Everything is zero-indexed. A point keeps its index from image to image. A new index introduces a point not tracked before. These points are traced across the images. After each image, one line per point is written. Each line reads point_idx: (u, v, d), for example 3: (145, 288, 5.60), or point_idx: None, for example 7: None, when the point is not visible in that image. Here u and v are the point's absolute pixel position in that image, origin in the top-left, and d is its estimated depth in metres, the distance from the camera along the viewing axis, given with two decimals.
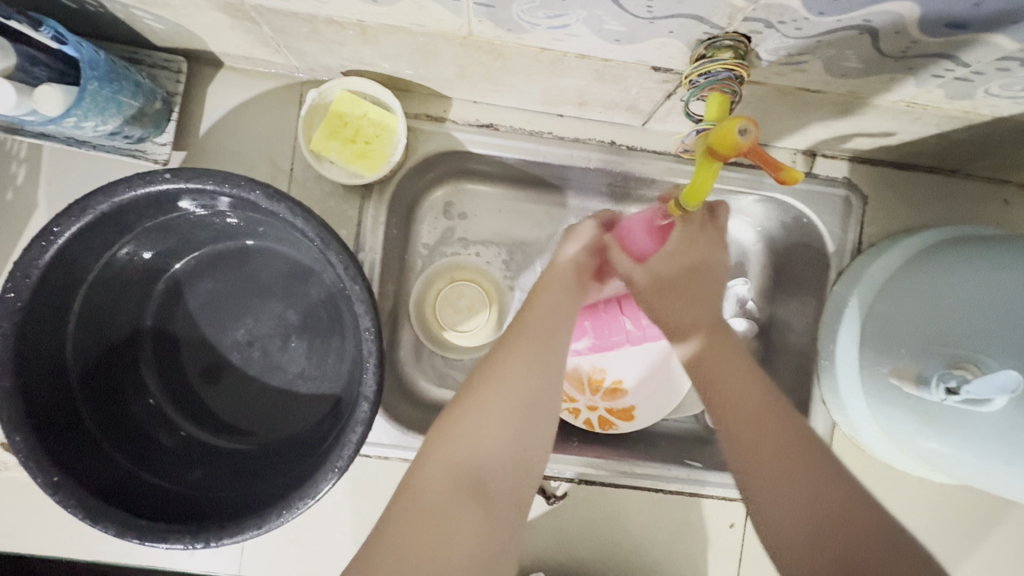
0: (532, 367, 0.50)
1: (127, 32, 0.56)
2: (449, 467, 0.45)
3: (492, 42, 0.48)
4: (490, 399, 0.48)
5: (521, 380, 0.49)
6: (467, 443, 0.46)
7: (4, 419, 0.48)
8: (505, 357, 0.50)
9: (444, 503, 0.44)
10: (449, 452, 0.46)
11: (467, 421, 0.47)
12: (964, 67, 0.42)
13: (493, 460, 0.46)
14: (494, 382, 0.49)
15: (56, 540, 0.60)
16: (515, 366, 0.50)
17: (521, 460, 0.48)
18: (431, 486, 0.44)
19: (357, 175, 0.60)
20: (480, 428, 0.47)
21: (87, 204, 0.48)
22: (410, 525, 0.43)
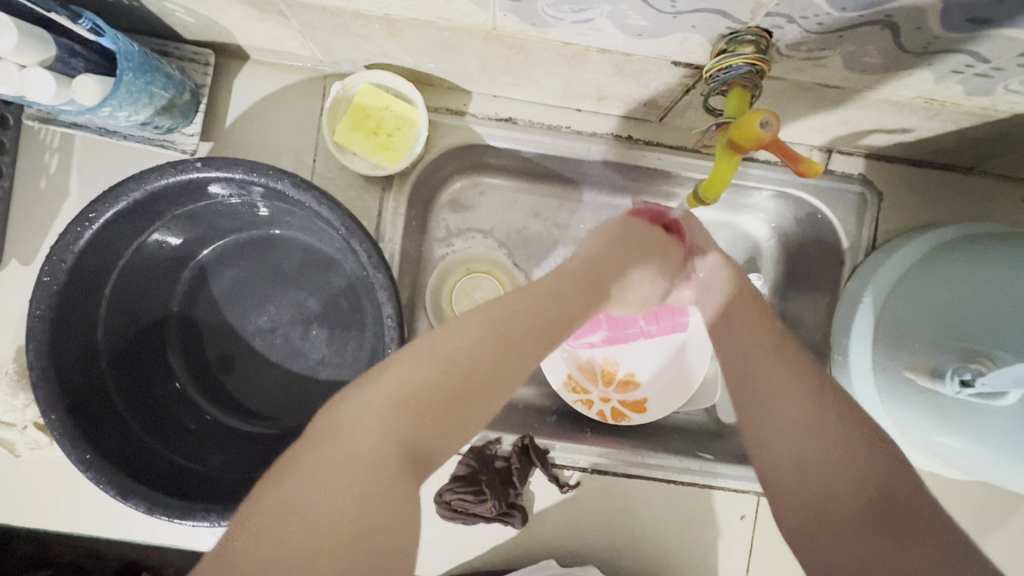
0: (504, 340, 0.43)
1: (158, 24, 0.58)
2: (386, 430, 0.39)
3: (515, 36, 0.49)
4: (445, 365, 0.41)
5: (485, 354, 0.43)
6: (402, 413, 0.40)
7: (40, 397, 0.50)
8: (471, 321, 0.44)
9: (371, 463, 0.37)
10: (389, 415, 0.39)
11: (409, 383, 0.41)
12: (984, 62, 0.43)
13: (437, 434, 0.40)
14: (451, 351, 0.42)
15: (84, 518, 0.62)
16: (481, 334, 0.43)
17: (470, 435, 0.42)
18: (364, 443, 0.38)
19: (378, 166, 0.62)
20: (430, 389, 0.41)
21: (121, 192, 0.50)
22: (329, 484, 0.36)
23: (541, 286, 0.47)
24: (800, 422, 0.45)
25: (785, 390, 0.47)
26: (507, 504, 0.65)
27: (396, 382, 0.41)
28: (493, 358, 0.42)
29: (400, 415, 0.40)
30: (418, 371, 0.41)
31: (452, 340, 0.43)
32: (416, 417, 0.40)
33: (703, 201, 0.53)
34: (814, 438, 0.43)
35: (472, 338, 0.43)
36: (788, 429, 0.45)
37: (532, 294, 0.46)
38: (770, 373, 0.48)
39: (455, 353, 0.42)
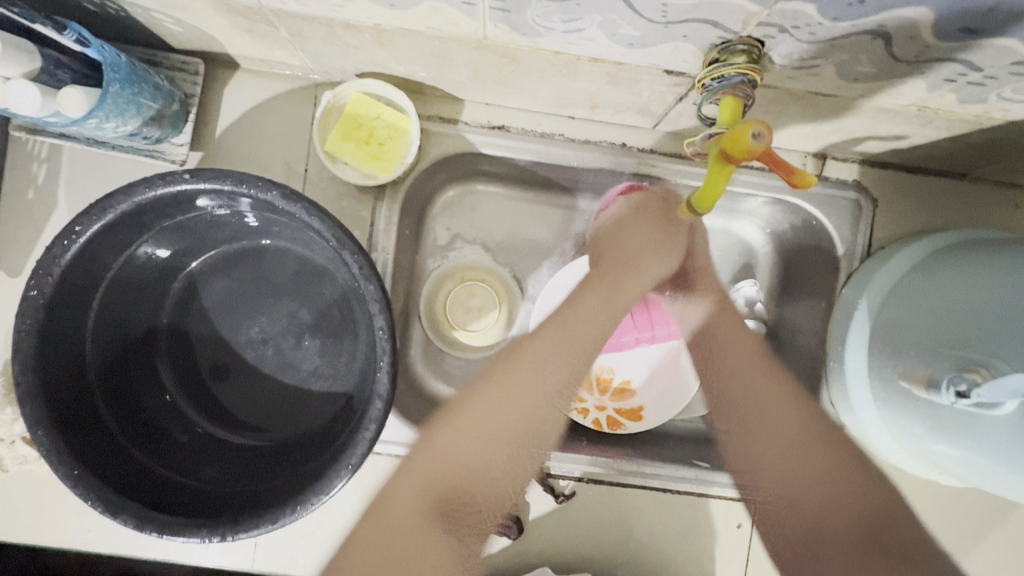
0: (522, 415, 0.61)
1: (146, 34, 0.57)
2: (426, 490, 0.56)
3: (507, 46, 0.49)
4: (455, 477, 0.57)
5: (503, 414, 0.60)
6: (445, 469, 0.57)
7: (28, 413, 0.49)
8: (477, 424, 0.59)
9: (410, 520, 0.55)
10: (427, 473, 0.57)
11: (439, 455, 0.58)
12: (977, 71, 0.42)
13: (470, 490, 0.58)
14: (466, 458, 0.58)
15: (73, 532, 0.61)
16: (480, 457, 0.58)
17: (510, 471, 0.61)
18: (399, 516, 0.55)
19: (370, 176, 0.61)
20: (457, 470, 0.57)
21: (107, 204, 0.49)
22: (387, 535, 0.54)
23: (526, 425, 0.61)
24: (787, 471, 0.61)
25: (784, 429, 0.62)
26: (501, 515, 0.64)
27: (434, 447, 0.59)
28: (505, 436, 0.60)
29: (436, 477, 0.57)
30: (451, 455, 0.58)
31: (479, 434, 0.59)
32: (457, 477, 0.57)
33: (699, 212, 0.53)
34: (796, 488, 0.60)
35: (485, 434, 0.59)
36: (773, 471, 0.62)
37: (553, 377, 0.63)
38: (763, 394, 0.64)
39: (473, 416, 0.60)
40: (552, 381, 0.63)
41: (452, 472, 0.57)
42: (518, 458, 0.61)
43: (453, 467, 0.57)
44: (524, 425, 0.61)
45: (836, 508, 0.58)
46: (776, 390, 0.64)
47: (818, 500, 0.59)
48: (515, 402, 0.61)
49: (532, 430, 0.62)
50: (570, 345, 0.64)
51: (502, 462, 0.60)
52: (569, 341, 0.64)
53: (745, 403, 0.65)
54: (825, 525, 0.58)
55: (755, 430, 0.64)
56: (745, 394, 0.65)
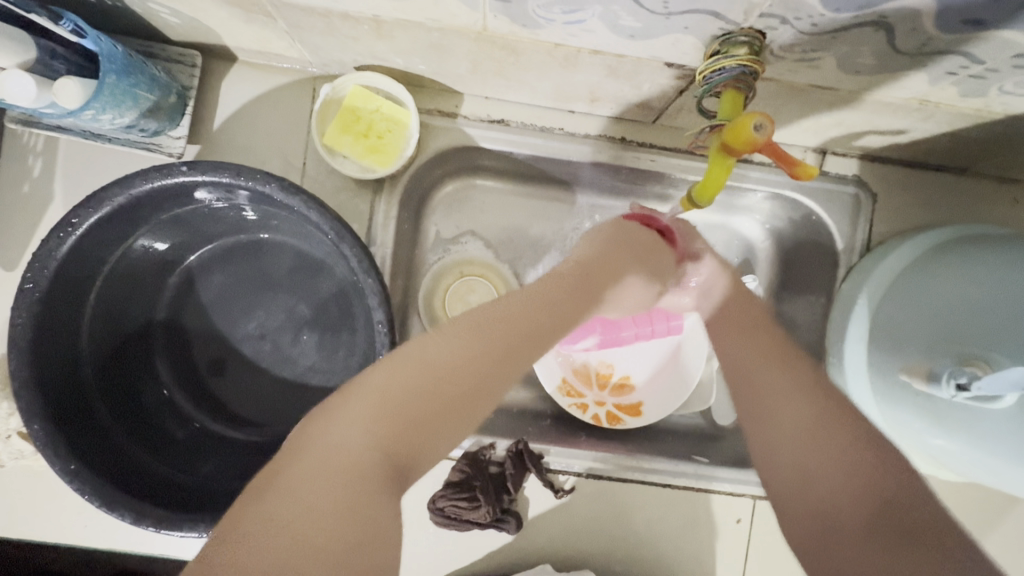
0: (507, 327, 0.40)
1: (142, 25, 0.57)
2: (376, 414, 0.34)
3: (506, 37, 0.49)
4: (427, 387, 0.36)
5: (511, 314, 0.41)
6: (396, 415, 0.35)
7: (23, 406, 0.49)
8: (457, 330, 0.39)
9: (359, 457, 0.33)
10: (383, 402, 0.35)
11: (394, 384, 0.36)
12: (978, 64, 0.42)
13: (426, 442, 0.35)
14: (445, 351, 0.37)
15: (70, 528, 0.61)
16: (449, 356, 0.37)
17: (473, 397, 0.37)
18: (351, 440, 0.33)
19: (369, 169, 0.61)
20: (435, 375, 0.36)
21: (104, 197, 0.49)
22: (310, 474, 0.32)
23: (518, 321, 0.41)
24: (801, 444, 0.41)
25: (784, 387, 0.45)
26: (501, 510, 0.64)
27: (387, 372, 0.36)
28: (505, 331, 0.39)
29: (392, 409, 0.35)
30: (401, 378, 0.36)
31: (444, 344, 0.38)
32: (406, 421, 0.35)
33: (698, 205, 0.52)
34: (824, 463, 0.39)
35: (463, 339, 0.38)
36: (782, 441, 0.43)
37: (533, 298, 0.43)
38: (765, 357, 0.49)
39: (454, 329, 0.39)
40: (553, 294, 0.44)
41: (400, 411, 0.35)
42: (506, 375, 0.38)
43: (398, 411, 0.35)
44: (509, 361, 0.39)
45: (844, 472, 0.38)
46: (783, 348, 0.50)
47: (821, 483, 0.39)
48: (495, 314, 0.41)
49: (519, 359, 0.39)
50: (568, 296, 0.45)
51: (480, 374, 0.37)
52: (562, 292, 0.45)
53: (749, 370, 0.48)
54: (832, 507, 0.38)
55: (755, 391, 0.47)
56: (753, 371, 0.48)
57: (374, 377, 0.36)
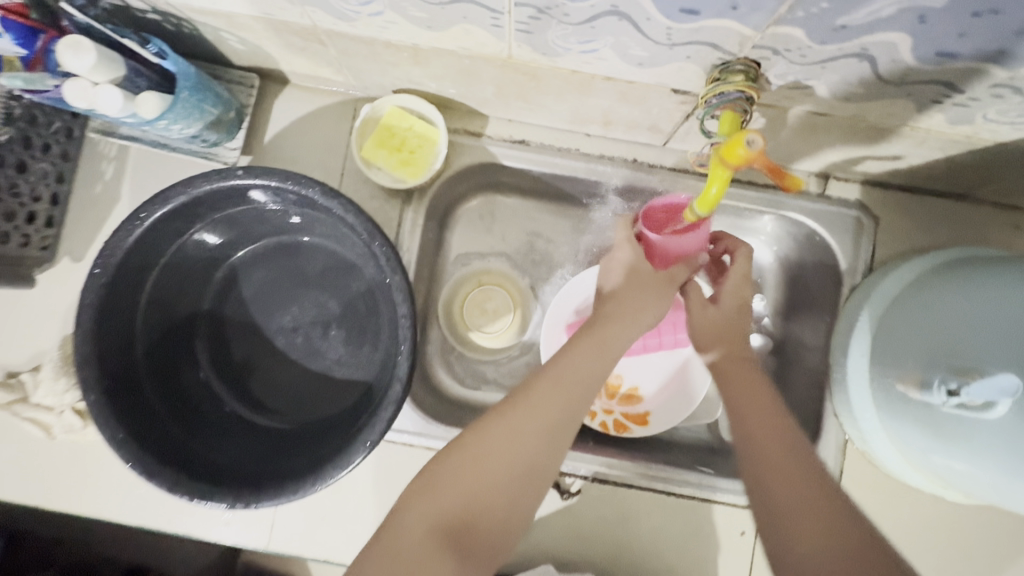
0: (533, 448, 0.48)
1: (212, 51, 0.65)
2: (428, 520, 0.45)
3: (529, 64, 0.54)
4: (461, 510, 0.46)
5: (547, 404, 0.50)
6: (448, 494, 0.46)
7: (83, 378, 0.54)
8: (505, 426, 0.48)
9: (420, 548, 0.44)
10: (445, 487, 0.47)
11: (434, 494, 0.47)
12: (959, 93, 0.46)
13: (479, 512, 0.46)
14: (526, 411, 0.49)
15: (108, 502, 0.66)
16: (512, 430, 0.48)
17: (541, 456, 0.48)
18: (409, 533, 0.45)
19: (400, 180, 0.67)
20: (487, 472, 0.47)
21: (169, 195, 0.56)
22: (382, 566, 0.43)
23: (523, 457, 0.48)
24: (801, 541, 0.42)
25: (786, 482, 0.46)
26: None
27: (442, 474, 0.47)
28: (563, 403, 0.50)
29: (444, 495, 0.46)
30: (451, 476, 0.47)
31: (472, 460, 0.47)
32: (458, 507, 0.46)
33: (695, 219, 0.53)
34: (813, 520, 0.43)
35: (550, 403, 0.50)
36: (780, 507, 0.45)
37: (555, 394, 0.50)
38: (774, 440, 0.48)
39: (527, 407, 0.49)
40: (563, 396, 0.50)
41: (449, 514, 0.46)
42: (534, 495, 0.48)
43: (452, 512, 0.46)
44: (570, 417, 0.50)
45: None
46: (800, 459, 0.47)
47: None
48: (516, 430, 0.48)
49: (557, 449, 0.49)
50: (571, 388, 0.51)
51: (547, 436, 0.49)
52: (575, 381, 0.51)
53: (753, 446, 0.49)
54: None
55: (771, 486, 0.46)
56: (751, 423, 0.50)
57: (434, 465, 0.49)
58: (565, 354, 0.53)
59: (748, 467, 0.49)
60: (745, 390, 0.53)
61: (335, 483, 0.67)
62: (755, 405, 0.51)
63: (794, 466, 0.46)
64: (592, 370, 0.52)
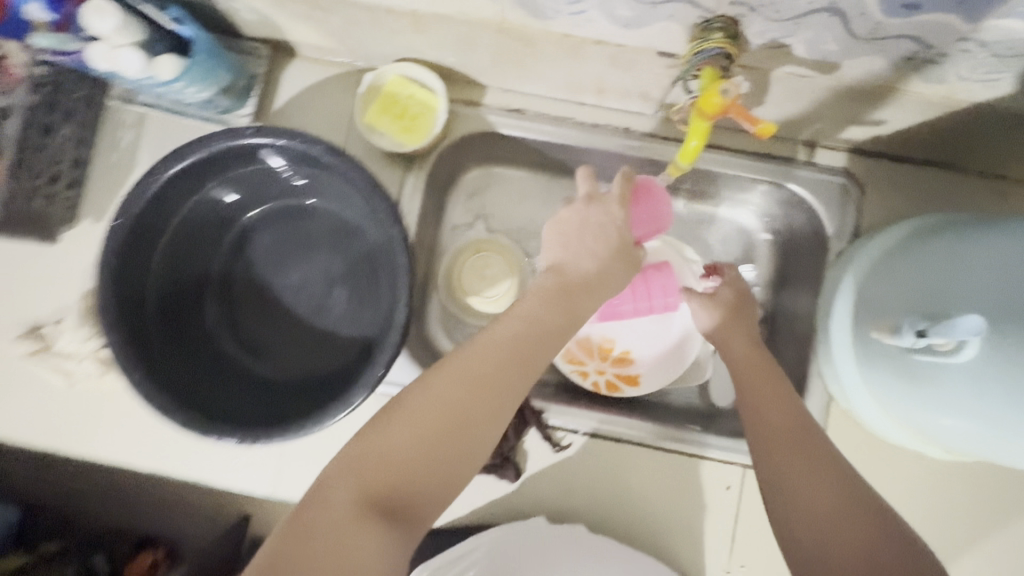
0: (467, 420, 0.45)
1: (225, 22, 0.69)
2: (358, 490, 0.42)
3: (522, 29, 0.58)
4: (394, 480, 0.43)
5: (489, 366, 0.46)
6: (372, 470, 0.43)
7: (104, 322, 0.58)
8: (441, 390, 0.45)
9: (349, 522, 0.40)
10: (378, 455, 0.43)
11: (357, 469, 0.43)
12: (929, 49, 0.48)
13: (415, 480, 0.43)
14: (464, 373, 0.45)
15: (126, 447, 0.70)
16: (450, 393, 0.45)
17: (479, 422, 0.45)
18: (336, 505, 0.41)
19: (401, 145, 0.70)
20: (422, 439, 0.44)
21: (185, 152, 0.60)
22: (305, 542, 0.40)
23: (461, 422, 0.44)
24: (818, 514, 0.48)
25: (802, 462, 0.51)
26: (502, 457, 0.70)
27: (373, 442, 0.44)
28: (506, 364, 0.46)
29: (375, 464, 0.43)
30: (374, 452, 0.43)
31: (405, 426, 0.44)
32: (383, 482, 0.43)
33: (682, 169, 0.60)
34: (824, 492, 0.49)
35: (489, 365, 0.46)
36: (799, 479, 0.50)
37: (496, 355, 0.46)
38: (787, 422, 0.53)
39: (465, 368, 0.46)
40: (503, 355, 0.47)
41: (373, 491, 0.42)
42: (473, 464, 0.45)
43: (377, 488, 0.42)
44: (513, 379, 0.46)
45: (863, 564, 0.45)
46: (814, 437, 0.52)
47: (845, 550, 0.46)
48: (454, 395, 0.45)
49: (501, 412, 0.46)
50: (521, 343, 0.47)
51: (486, 400, 0.45)
52: (520, 340, 0.47)
53: (766, 427, 0.54)
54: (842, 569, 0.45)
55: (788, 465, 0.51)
56: (763, 409, 0.55)
57: (357, 440, 0.45)
58: (512, 312, 0.49)
59: (759, 448, 0.53)
60: (754, 375, 0.57)
61: (338, 433, 0.70)
62: (768, 395, 0.56)
63: (804, 446, 0.52)
64: (533, 333, 0.48)
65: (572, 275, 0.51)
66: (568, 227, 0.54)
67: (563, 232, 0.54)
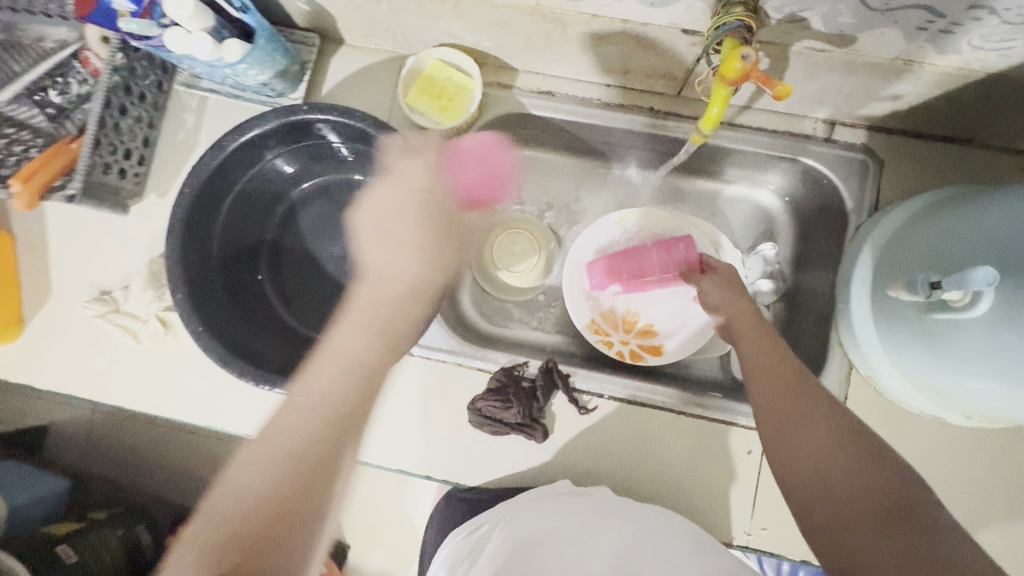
0: (280, 464, 0.49)
1: (281, 13, 0.75)
2: (225, 539, 0.46)
3: (555, 11, 0.63)
4: (236, 532, 0.46)
5: (298, 411, 0.52)
6: (252, 511, 0.47)
7: (173, 280, 0.64)
8: (268, 443, 0.51)
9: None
10: (223, 517, 0.47)
11: (214, 527, 0.47)
12: (941, 18, 0.51)
13: (253, 544, 0.46)
14: (287, 422, 0.51)
15: (184, 402, 0.76)
16: (263, 456, 0.50)
17: (295, 456, 0.49)
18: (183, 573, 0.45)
19: (439, 123, 0.75)
20: (241, 507, 0.48)
21: (246, 127, 0.66)
22: None
23: (301, 468, 0.49)
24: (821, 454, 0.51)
25: (802, 411, 0.53)
26: (530, 418, 0.73)
27: (233, 494, 0.48)
28: (318, 403, 0.52)
29: (242, 514, 0.47)
30: (214, 513, 0.48)
31: (266, 475, 0.49)
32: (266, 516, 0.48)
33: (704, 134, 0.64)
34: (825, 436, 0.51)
35: (309, 405, 0.52)
36: (800, 426, 0.53)
37: (311, 398, 0.53)
38: (783, 377, 0.56)
39: (283, 420, 0.52)
40: (310, 389, 0.53)
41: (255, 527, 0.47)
42: (304, 501, 0.48)
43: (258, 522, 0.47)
44: (327, 416, 0.52)
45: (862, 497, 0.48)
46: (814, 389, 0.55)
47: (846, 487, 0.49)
48: (278, 442, 0.50)
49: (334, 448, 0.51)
50: (335, 386, 0.53)
51: (306, 434, 0.51)
52: (335, 382, 0.54)
53: (765, 382, 0.57)
54: (844, 503, 0.48)
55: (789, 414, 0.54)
56: (761, 367, 0.58)
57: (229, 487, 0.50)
58: (328, 349, 0.57)
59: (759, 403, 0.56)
60: (751, 338, 0.61)
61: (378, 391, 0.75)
62: (764, 355, 0.59)
63: (804, 398, 0.54)
64: (340, 367, 0.55)
65: (365, 305, 0.60)
66: (380, 233, 0.63)
67: (381, 228, 0.63)
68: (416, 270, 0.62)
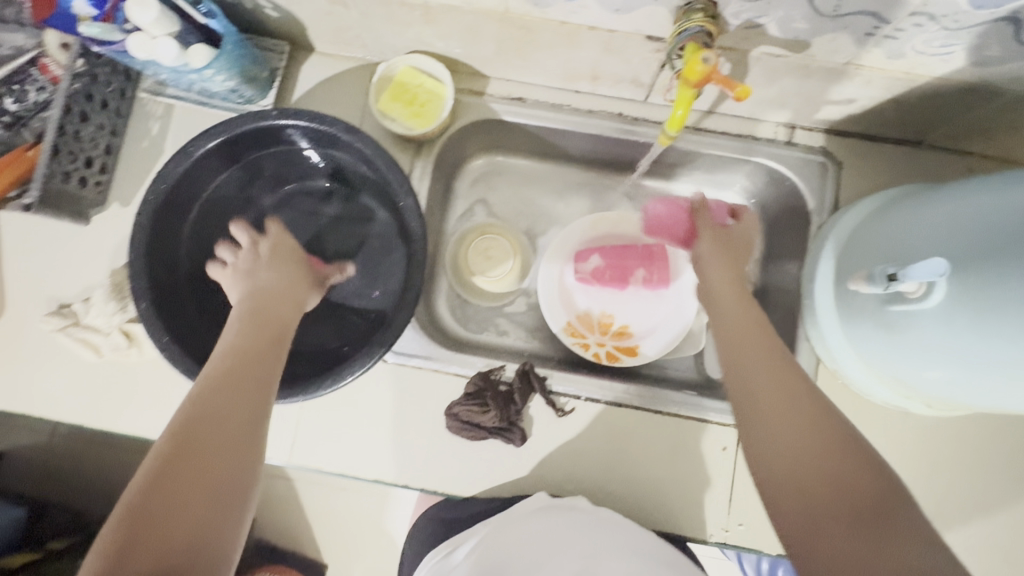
0: (204, 451, 0.46)
1: (249, 19, 0.75)
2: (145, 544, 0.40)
3: (523, 17, 0.64)
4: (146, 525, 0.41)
5: (216, 396, 0.49)
6: (176, 512, 0.42)
7: (135, 289, 0.62)
8: (183, 434, 0.46)
9: None
10: (137, 519, 0.41)
11: (131, 531, 0.41)
12: (886, 24, 0.54)
13: (181, 530, 0.42)
14: (197, 407, 0.48)
15: (147, 417, 0.73)
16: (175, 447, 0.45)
17: (220, 438, 0.47)
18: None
19: (411, 128, 0.75)
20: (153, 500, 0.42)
21: (213, 133, 0.65)
22: None
23: (225, 450, 0.47)
24: (796, 449, 0.48)
25: (784, 400, 0.51)
26: (508, 421, 0.73)
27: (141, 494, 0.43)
28: (236, 384, 0.50)
29: (159, 510, 0.42)
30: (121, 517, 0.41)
31: (177, 466, 0.44)
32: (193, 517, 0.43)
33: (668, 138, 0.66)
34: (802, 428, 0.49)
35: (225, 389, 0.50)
36: (779, 417, 0.50)
37: (225, 382, 0.50)
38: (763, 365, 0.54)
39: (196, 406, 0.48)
40: (225, 378, 0.51)
41: (180, 528, 0.42)
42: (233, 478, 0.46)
43: (184, 524, 0.42)
44: (244, 395, 0.50)
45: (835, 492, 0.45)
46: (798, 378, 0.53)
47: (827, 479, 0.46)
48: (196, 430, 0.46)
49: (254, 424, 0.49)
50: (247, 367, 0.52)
51: (226, 417, 0.48)
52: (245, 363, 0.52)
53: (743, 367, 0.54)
54: (821, 501, 0.45)
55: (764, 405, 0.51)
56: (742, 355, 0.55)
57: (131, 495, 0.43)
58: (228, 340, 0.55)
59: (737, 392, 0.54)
60: (738, 323, 0.58)
61: (353, 400, 0.74)
62: (750, 338, 0.56)
63: (782, 386, 0.52)
64: (249, 356, 0.53)
65: (252, 303, 0.58)
66: (243, 270, 0.62)
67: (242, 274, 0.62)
68: (293, 287, 0.62)
